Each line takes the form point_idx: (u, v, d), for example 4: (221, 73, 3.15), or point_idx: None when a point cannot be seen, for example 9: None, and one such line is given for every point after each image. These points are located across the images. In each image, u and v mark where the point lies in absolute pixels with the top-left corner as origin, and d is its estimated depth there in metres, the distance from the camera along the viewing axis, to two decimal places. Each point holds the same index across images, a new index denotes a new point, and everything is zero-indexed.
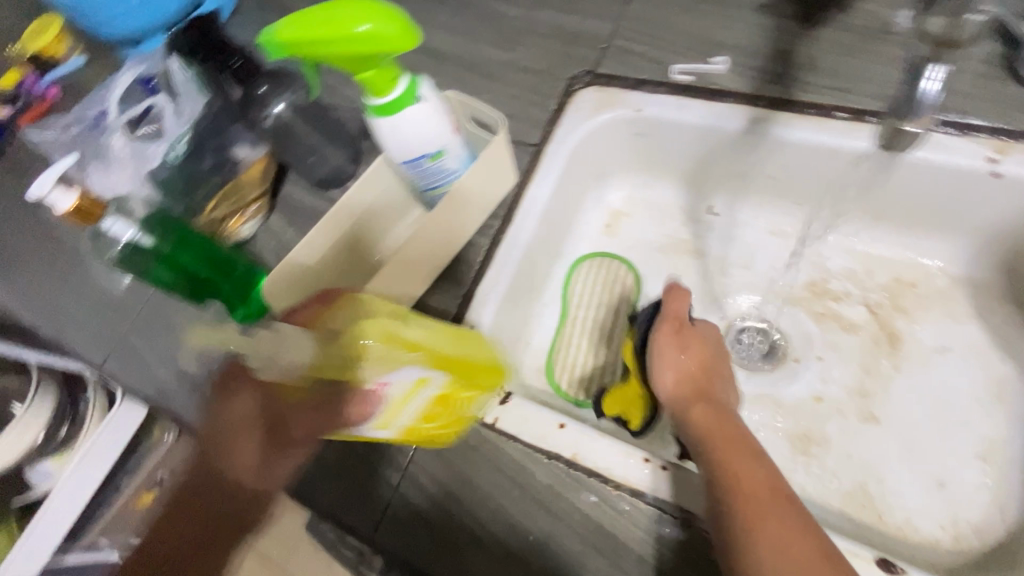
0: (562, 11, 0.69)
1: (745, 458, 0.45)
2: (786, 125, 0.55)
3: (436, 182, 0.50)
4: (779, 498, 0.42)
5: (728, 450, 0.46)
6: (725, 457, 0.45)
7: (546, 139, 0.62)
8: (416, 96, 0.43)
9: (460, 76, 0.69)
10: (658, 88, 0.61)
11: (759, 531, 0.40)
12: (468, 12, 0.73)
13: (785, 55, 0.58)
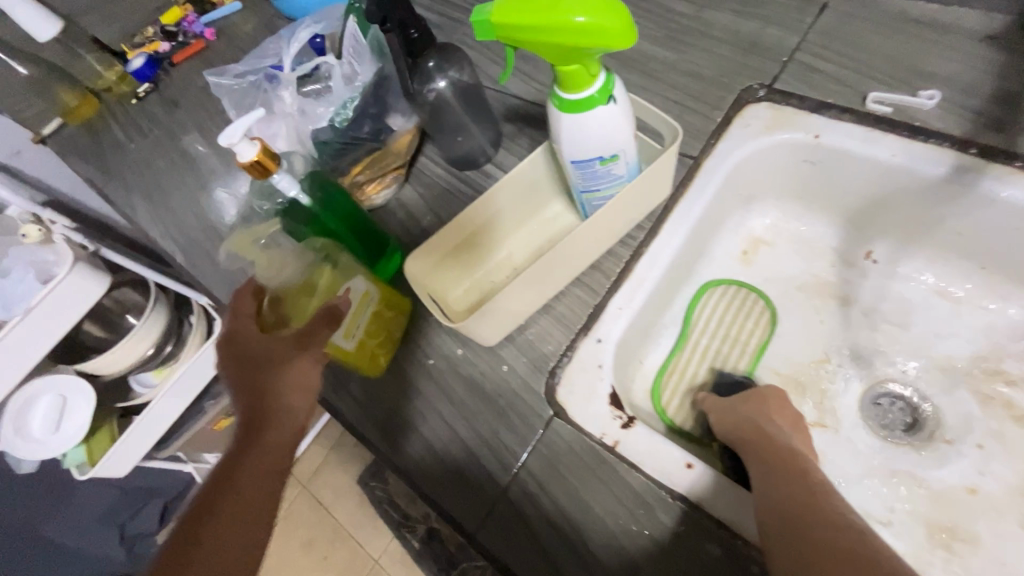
0: (741, 14, 0.63)
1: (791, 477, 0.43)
2: (999, 181, 0.49)
3: (597, 187, 0.48)
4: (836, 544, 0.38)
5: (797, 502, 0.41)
6: (773, 478, 0.43)
7: (705, 152, 0.58)
8: (609, 95, 0.40)
9: (616, 72, 0.65)
10: (845, 114, 0.55)
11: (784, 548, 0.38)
12: (633, 3, 0.69)
13: (1012, 99, 0.50)
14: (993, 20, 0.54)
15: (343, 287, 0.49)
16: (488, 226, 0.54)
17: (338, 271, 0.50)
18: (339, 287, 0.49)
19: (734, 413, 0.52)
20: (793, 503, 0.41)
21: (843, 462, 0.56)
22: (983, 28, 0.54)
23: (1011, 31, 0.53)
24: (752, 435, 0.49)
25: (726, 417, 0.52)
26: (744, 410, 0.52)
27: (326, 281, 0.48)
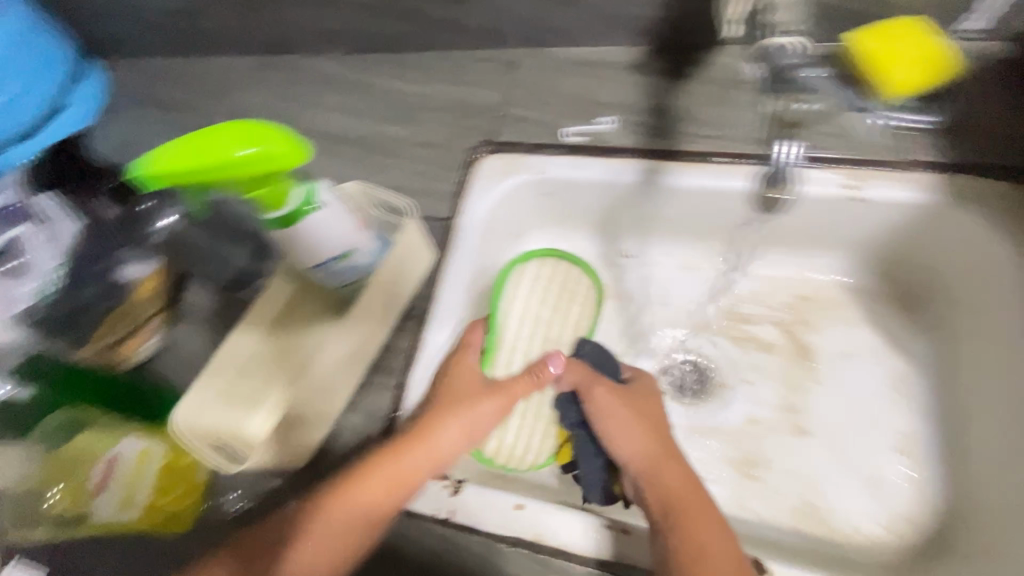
0: (453, 86, 0.72)
1: (691, 497, 0.46)
2: (677, 171, 0.60)
3: (351, 281, 0.49)
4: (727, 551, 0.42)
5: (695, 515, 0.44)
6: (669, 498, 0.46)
7: (456, 211, 0.63)
8: (314, 203, 0.42)
9: (364, 158, 0.70)
10: (555, 151, 0.64)
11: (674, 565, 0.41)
12: (361, 94, 0.75)
13: (662, 110, 0.63)
14: (632, 51, 0.67)
15: (108, 454, 0.48)
16: (265, 347, 0.52)
17: (102, 439, 0.49)
18: (105, 454, 0.48)
19: (638, 432, 0.51)
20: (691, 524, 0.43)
21: None
22: (628, 58, 0.67)
23: (646, 57, 0.66)
24: (658, 460, 0.49)
25: (628, 439, 0.51)
26: (642, 429, 0.51)
27: (90, 453, 0.49)
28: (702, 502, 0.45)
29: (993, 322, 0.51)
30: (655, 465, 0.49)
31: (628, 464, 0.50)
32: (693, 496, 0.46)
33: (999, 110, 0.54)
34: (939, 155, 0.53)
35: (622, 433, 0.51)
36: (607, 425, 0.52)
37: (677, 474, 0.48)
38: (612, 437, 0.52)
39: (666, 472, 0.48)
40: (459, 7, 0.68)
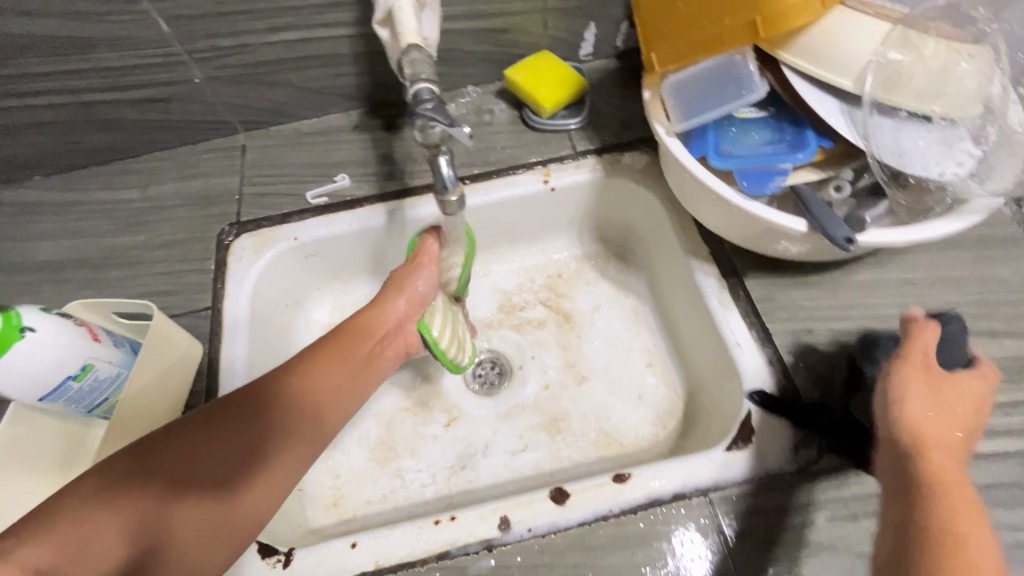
0: (184, 179, 0.72)
1: (978, 539, 0.36)
2: (412, 205, 0.68)
3: (102, 393, 0.47)
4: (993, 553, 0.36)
5: (966, 514, 0.37)
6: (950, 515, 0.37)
7: (218, 298, 0.63)
8: (19, 328, 0.40)
9: (100, 276, 0.66)
10: (303, 215, 0.68)
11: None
12: (81, 211, 0.70)
13: (388, 157, 0.72)
14: (350, 115, 0.75)
15: None
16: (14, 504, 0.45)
17: None
18: None
19: (913, 398, 0.43)
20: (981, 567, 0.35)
21: (478, 430, 0.68)
22: (348, 122, 0.75)
23: (363, 118, 0.75)
24: (927, 434, 0.41)
25: (913, 397, 0.43)
26: (896, 442, 0.42)
27: None
28: (980, 518, 0.37)
29: (665, 247, 0.68)
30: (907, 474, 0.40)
31: (896, 429, 0.42)
32: (944, 449, 0.41)
33: (621, 103, 0.74)
34: (592, 144, 0.71)
35: (941, 468, 0.40)
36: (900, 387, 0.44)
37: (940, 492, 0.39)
38: (897, 395, 0.43)
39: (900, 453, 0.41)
40: (162, 107, 0.69)
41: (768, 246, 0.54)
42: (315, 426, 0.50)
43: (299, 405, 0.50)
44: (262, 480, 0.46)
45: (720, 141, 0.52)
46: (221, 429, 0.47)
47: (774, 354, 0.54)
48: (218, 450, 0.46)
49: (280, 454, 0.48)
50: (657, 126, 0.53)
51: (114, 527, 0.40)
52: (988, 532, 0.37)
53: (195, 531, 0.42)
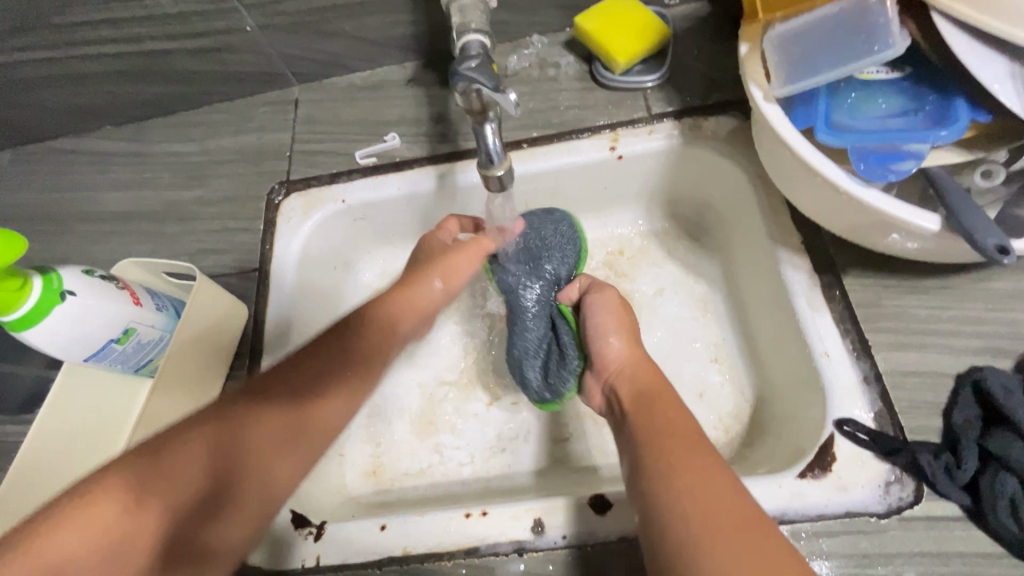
0: (238, 134, 0.71)
1: (724, 485, 0.37)
2: (464, 170, 0.63)
3: (147, 355, 0.47)
4: (707, 449, 0.40)
5: (678, 453, 0.40)
6: (689, 474, 0.38)
7: (266, 260, 0.62)
8: (60, 292, 0.40)
9: (160, 230, 0.67)
10: (352, 176, 0.65)
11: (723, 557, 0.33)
12: (143, 163, 0.71)
13: (442, 115, 0.66)
14: (405, 68, 0.70)
15: None
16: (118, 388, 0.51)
17: None
18: None
19: None
20: (733, 518, 0.35)
21: (522, 413, 0.65)
22: (402, 75, 0.70)
23: (419, 71, 0.69)
24: None
25: None
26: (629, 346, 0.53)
27: None
28: (707, 460, 0.39)
29: (747, 230, 0.59)
30: (646, 389, 0.48)
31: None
32: (664, 401, 0.46)
33: (711, 57, 0.63)
34: (671, 106, 0.62)
35: (676, 411, 0.45)
36: (600, 323, 0.55)
37: (649, 407, 0.46)
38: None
39: (637, 365, 0.51)
40: (216, 57, 0.67)
41: (879, 241, 0.44)
42: (385, 364, 0.52)
43: (374, 344, 0.51)
44: (338, 411, 0.48)
45: (834, 111, 0.42)
46: (297, 371, 0.47)
47: (871, 370, 0.46)
48: (297, 387, 0.46)
49: (355, 388, 0.49)
50: (753, 89, 0.43)
51: (199, 458, 0.40)
52: (721, 476, 0.38)
53: (276, 459, 0.44)
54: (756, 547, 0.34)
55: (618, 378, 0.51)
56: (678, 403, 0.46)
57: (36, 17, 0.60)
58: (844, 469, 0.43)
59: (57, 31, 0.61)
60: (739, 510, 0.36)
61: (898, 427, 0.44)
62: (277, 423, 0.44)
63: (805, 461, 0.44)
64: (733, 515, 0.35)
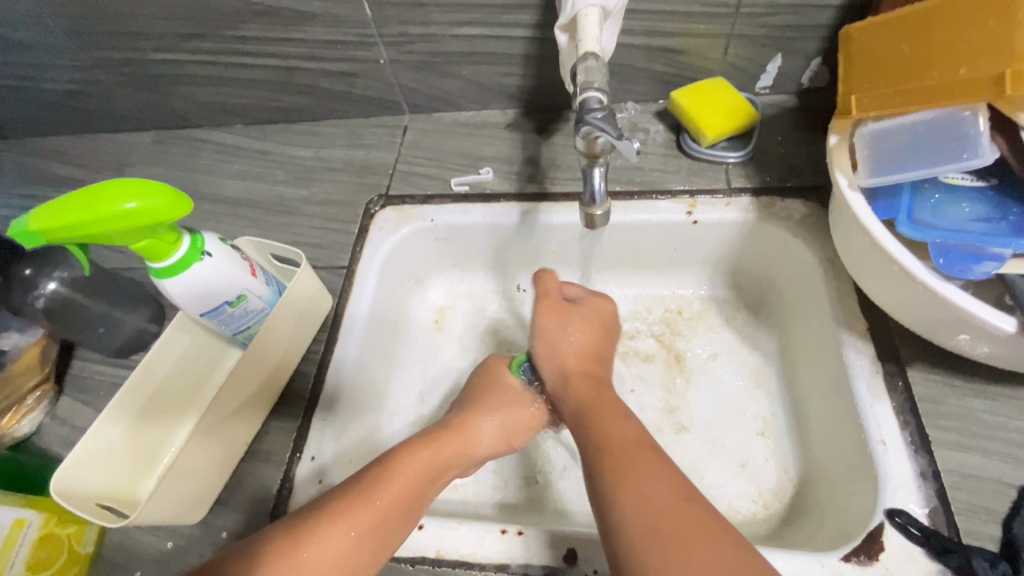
0: (349, 148, 0.79)
1: (664, 497, 0.41)
2: (547, 210, 0.68)
3: (247, 322, 0.52)
4: (645, 449, 0.45)
5: (603, 413, 0.49)
6: (636, 501, 0.41)
7: (355, 260, 0.68)
8: (202, 251, 0.46)
9: (265, 219, 0.74)
10: (443, 200, 0.71)
11: (622, 504, 0.42)
12: (261, 159, 0.80)
13: (534, 159, 0.72)
14: (507, 113, 0.77)
15: None
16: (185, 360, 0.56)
17: None
18: None
19: None
20: (619, 448, 0.45)
21: (559, 450, 0.66)
22: (503, 119, 0.77)
23: (519, 117, 0.77)
24: None
25: None
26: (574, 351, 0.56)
27: None
28: (644, 457, 0.44)
29: (810, 310, 0.61)
30: (590, 404, 0.51)
31: None
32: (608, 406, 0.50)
33: (795, 145, 0.67)
34: (750, 183, 0.65)
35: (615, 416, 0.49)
36: (543, 344, 0.57)
37: (606, 413, 0.49)
38: None
39: (576, 387, 0.53)
40: (346, 80, 0.76)
41: (949, 340, 0.45)
42: (448, 448, 0.51)
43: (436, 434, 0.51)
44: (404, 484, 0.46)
45: (918, 206, 0.45)
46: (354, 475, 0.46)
47: (929, 466, 0.46)
48: (363, 475, 0.46)
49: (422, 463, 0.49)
50: (839, 176, 0.47)
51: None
52: (656, 469, 0.43)
53: (331, 533, 0.42)
54: (645, 490, 0.42)
55: (563, 395, 0.54)
56: (624, 413, 0.49)
57: (215, 28, 0.71)
58: (891, 561, 0.42)
59: (227, 41, 0.72)
60: (676, 519, 0.40)
61: (953, 528, 0.43)
62: (335, 513, 0.43)
63: (851, 545, 0.43)
64: (668, 525, 0.40)
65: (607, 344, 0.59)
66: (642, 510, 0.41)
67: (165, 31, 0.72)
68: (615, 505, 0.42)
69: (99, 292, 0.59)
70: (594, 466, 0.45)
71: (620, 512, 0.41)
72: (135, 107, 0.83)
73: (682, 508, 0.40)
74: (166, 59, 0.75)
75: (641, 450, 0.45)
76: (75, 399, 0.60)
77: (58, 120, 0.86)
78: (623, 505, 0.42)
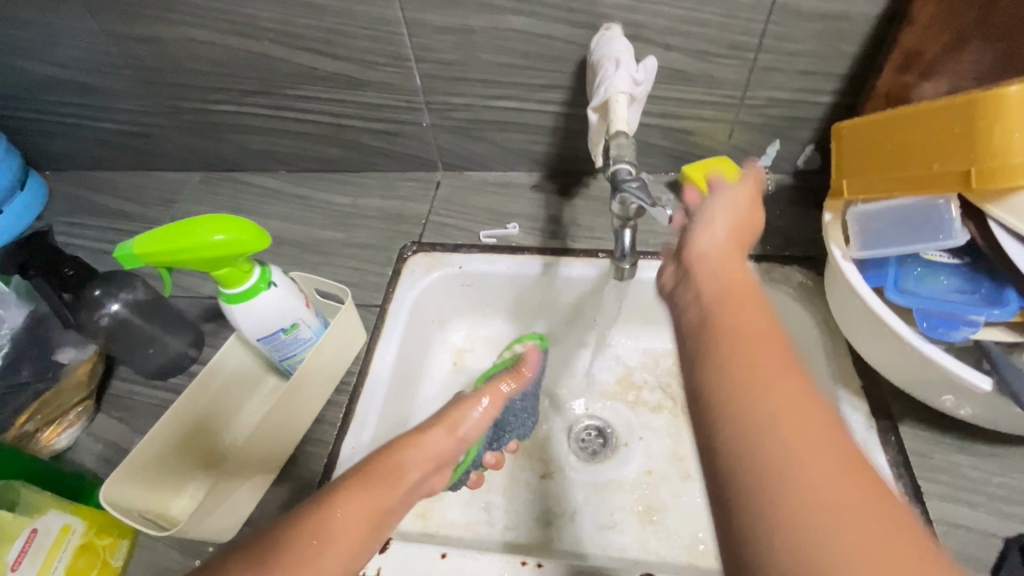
0: (385, 198, 0.86)
1: (798, 411, 0.30)
2: (567, 264, 0.74)
3: (295, 350, 0.56)
4: (779, 353, 0.34)
5: (737, 305, 0.37)
6: (772, 420, 0.30)
7: (387, 299, 0.73)
8: (268, 281, 0.51)
9: (304, 258, 0.79)
10: (471, 250, 0.77)
11: (749, 426, 0.30)
12: (301, 203, 0.87)
13: (556, 218, 0.79)
14: (532, 176, 0.85)
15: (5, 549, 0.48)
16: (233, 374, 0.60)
17: None
18: (21, 529, 0.47)
19: None
20: (754, 347, 0.34)
21: (570, 494, 0.70)
22: (529, 181, 0.85)
23: (542, 180, 0.84)
24: None
25: None
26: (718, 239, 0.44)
27: None
28: (777, 365, 0.33)
29: None
30: (726, 287, 0.39)
31: None
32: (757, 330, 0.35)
33: (792, 219, 0.75)
34: (753, 250, 0.72)
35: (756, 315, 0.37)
36: (705, 212, 0.47)
37: (765, 348, 0.34)
38: None
39: (725, 264, 0.41)
40: (389, 138, 0.84)
41: (935, 399, 0.51)
42: (397, 493, 0.50)
43: (384, 473, 0.50)
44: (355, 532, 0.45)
45: (902, 278, 0.51)
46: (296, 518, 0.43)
47: (922, 516, 0.49)
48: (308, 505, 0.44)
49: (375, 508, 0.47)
50: (834, 247, 0.54)
51: None
52: (796, 380, 0.32)
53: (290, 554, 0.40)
54: (789, 411, 0.30)
55: (686, 284, 0.42)
56: (747, 280, 0.40)
57: (278, 88, 0.79)
58: None
59: (287, 98, 0.80)
60: (822, 448, 0.29)
61: None
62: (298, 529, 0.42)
63: None
64: (800, 446, 0.29)
65: (761, 195, 0.51)
66: (777, 429, 0.30)
67: (231, 86, 0.79)
68: (747, 427, 0.30)
69: (156, 313, 0.64)
70: (717, 375, 0.33)
71: (742, 440, 0.30)
72: (189, 149, 0.91)
73: (823, 440, 0.29)
74: (227, 110, 0.83)
75: (778, 355, 0.33)
76: (111, 417, 0.63)
77: (114, 157, 0.93)
78: (757, 426, 0.30)
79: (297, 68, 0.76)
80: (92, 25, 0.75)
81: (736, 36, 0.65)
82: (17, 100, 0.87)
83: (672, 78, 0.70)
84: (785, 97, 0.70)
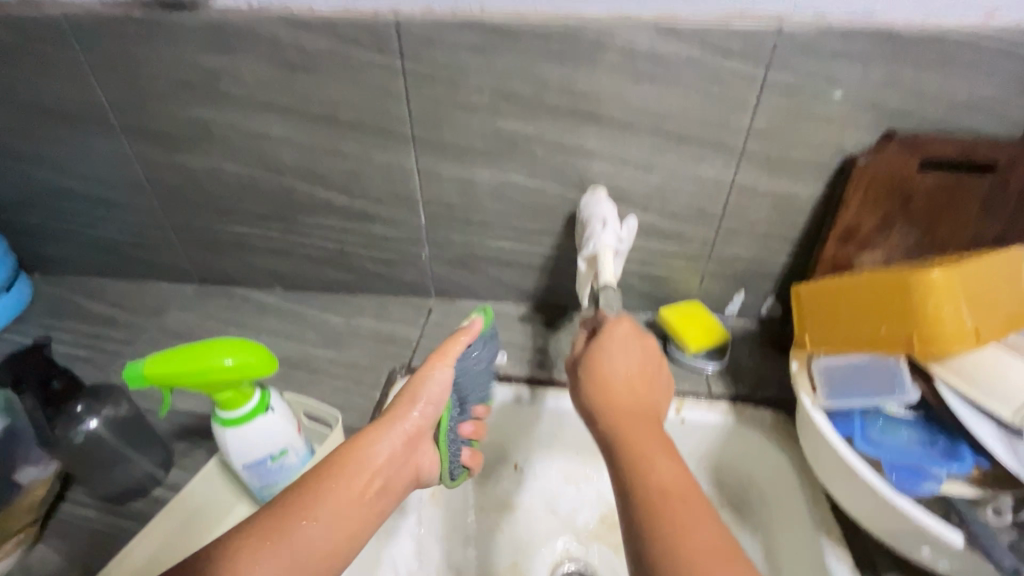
0: (378, 319, 0.89)
1: (709, 552, 0.41)
2: (554, 395, 0.77)
3: (276, 478, 0.55)
4: (689, 497, 0.44)
5: (644, 451, 0.48)
6: (692, 562, 0.40)
7: (370, 425, 0.72)
8: (266, 406, 0.51)
9: (291, 375, 0.80)
10: None
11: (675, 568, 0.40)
12: (294, 320, 0.89)
13: (543, 349, 0.83)
14: (520, 307, 0.91)
15: None
16: (205, 512, 0.57)
17: None
18: None
19: None
20: (666, 494, 0.44)
21: None
22: (517, 311, 0.90)
23: (530, 311, 0.90)
24: None
25: None
26: (623, 381, 0.54)
27: None
28: (688, 512, 0.43)
29: (789, 513, 0.67)
30: (624, 427, 0.50)
31: None
32: (674, 481, 0.45)
33: (760, 362, 0.81)
34: (728, 390, 0.77)
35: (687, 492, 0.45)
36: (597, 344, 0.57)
37: (673, 496, 0.44)
38: None
39: (622, 404, 0.52)
40: (388, 265, 0.89)
41: (914, 555, 0.52)
42: (347, 518, 0.50)
43: (334, 502, 0.50)
44: (281, 573, 0.45)
45: (866, 428, 0.55)
46: (219, 548, 0.44)
47: None
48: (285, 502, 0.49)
49: (301, 555, 0.46)
50: (804, 396, 0.58)
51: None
52: (709, 526, 0.42)
53: (269, 556, 0.45)
54: (700, 552, 0.41)
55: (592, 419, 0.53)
56: (668, 450, 0.48)
57: (291, 214, 0.85)
58: None
59: (297, 224, 0.86)
60: None
61: None
62: (266, 533, 0.46)
63: None
64: None
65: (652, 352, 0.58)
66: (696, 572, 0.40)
67: (245, 210, 0.85)
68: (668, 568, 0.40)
69: (132, 433, 0.62)
70: (636, 518, 0.44)
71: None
72: (189, 262, 0.94)
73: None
74: (236, 230, 0.88)
75: (686, 501, 0.44)
76: (54, 546, 0.57)
77: (112, 263, 0.96)
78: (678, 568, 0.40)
79: (313, 199, 0.83)
80: (126, 150, 0.81)
81: (704, 204, 0.75)
82: (28, 206, 0.90)
83: (651, 233, 0.80)
84: (747, 255, 0.80)
